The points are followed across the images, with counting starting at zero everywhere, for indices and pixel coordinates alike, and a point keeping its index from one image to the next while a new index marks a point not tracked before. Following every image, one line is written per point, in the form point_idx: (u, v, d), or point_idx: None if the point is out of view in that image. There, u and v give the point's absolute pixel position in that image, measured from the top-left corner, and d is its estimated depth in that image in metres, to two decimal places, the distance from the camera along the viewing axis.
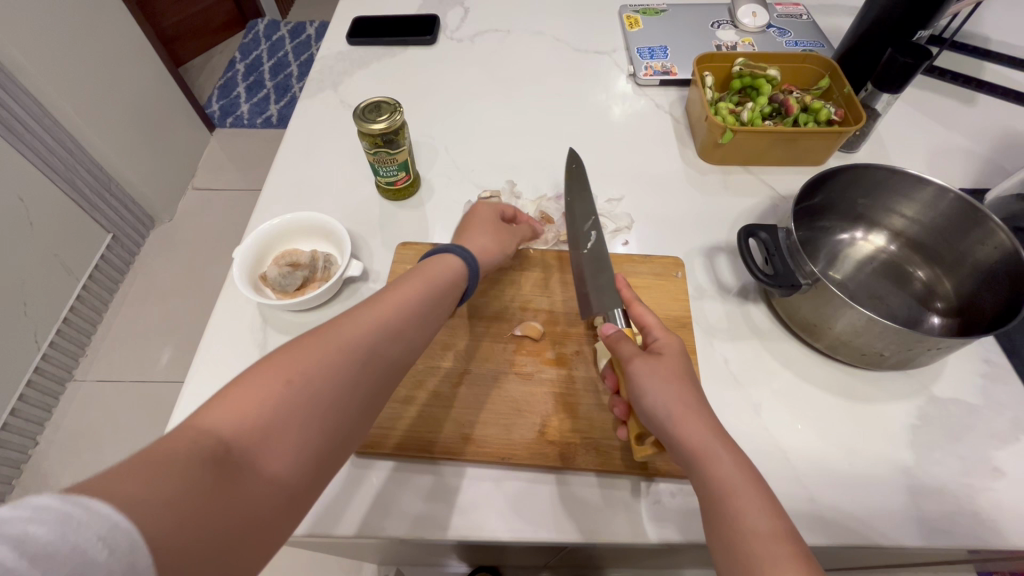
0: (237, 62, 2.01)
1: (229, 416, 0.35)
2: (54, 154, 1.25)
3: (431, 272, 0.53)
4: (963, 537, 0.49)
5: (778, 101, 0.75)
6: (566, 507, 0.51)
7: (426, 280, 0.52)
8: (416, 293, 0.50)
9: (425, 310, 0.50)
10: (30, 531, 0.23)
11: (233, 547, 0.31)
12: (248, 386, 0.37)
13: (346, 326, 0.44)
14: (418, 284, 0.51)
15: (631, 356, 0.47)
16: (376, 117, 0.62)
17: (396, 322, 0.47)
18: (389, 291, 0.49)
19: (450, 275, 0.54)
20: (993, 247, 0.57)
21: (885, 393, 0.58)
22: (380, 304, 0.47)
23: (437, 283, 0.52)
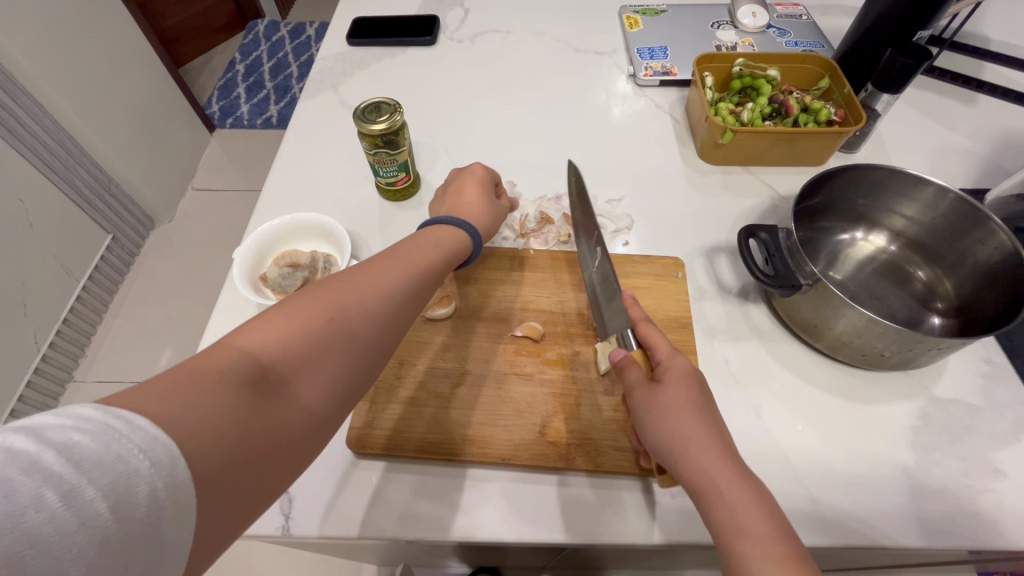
0: (237, 63, 2.01)
1: (264, 343, 0.37)
2: (54, 155, 1.25)
3: (441, 239, 0.55)
4: (964, 537, 0.49)
5: (778, 101, 0.75)
6: (567, 507, 0.51)
7: (439, 245, 0.54)
8: (431, 254, 0.52)
9: (438, 269, 0.52)
10: (73, 439, 0.24)
11: (259, 462, 0.33)
12: (282, 317, 0.39)
13: (371, 275, 0.46)
14: (434, 247, 0.53)
15: (637, 388, 0.47)
16: (376, 117, 0.62)
17: (417, 277, 0.49)
18: (407, 247, 0.51)
19: (456, 242, 0.56)
20: (994, 247, 0.57)
21: (886, 394, 0.58)
22: (402, 259, 0.49)
23: (447, 249, 0.55)
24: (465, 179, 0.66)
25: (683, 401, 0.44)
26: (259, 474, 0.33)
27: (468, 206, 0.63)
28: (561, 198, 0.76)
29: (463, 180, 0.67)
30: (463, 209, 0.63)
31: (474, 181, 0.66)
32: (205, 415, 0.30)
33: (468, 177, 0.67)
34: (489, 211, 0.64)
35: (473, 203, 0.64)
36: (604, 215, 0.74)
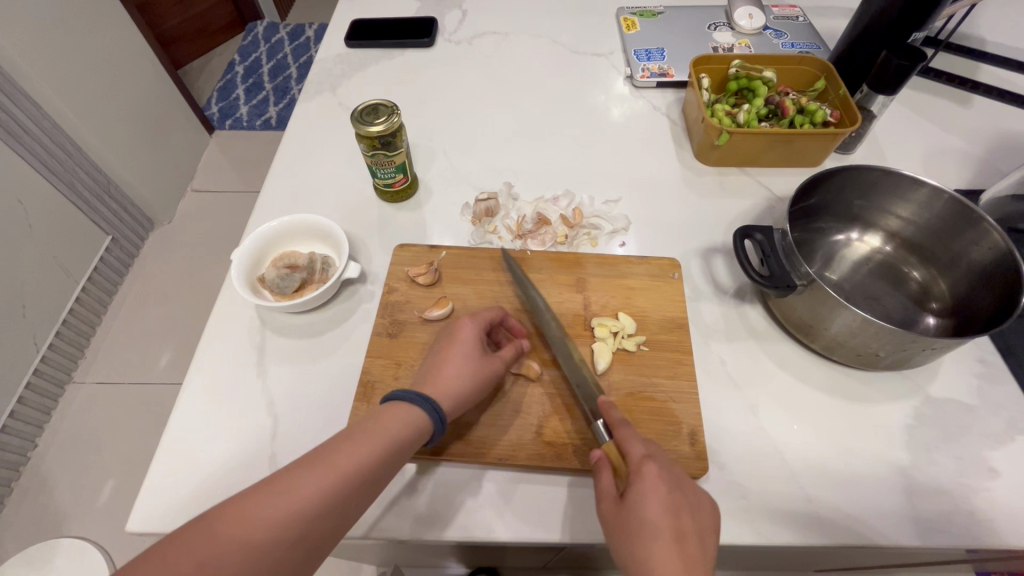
0: (236, 64, 2.02)
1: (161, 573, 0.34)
2: (54, 156, 1.26)
3: (395, 422, 0.46)
4: (958, 536, 0.49)
5: (774, 102, 0.75)
6: (564, 508, 0.52)
7: (391, 430, 0.45)
8: (374, 446, 0.43)
9: (383, 462, 0.44)
10: None
11: None
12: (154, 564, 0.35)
13: (295, 482, 0.40)
14: (386, 435, 0.44)
15: (606, 497, 0.46)
16: (373, 119, 0.62)
17: (352, 481, 0.42)
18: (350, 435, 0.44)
19: (408, 431, 0.46)
20: (988, 248, 0.57)
21: (882, 393, 0.58)
22: (337, 457, 0.42)
23: (400, 439, 0.45)
24: (450, 337, 0.54)
25: (647, 515, 0.42)
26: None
27: (443, 373, 0.51)
28: (559, 199, 0.77)
29: (449, 336, 0.55)
30: (435, 382, 0.50)
31: (459, 341, 0.54)
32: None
33: (454, 334, 0.54)
34: (466, 383, 0.51)
35: (450, 371, 0.51)
36: (602, 216, 0.74)
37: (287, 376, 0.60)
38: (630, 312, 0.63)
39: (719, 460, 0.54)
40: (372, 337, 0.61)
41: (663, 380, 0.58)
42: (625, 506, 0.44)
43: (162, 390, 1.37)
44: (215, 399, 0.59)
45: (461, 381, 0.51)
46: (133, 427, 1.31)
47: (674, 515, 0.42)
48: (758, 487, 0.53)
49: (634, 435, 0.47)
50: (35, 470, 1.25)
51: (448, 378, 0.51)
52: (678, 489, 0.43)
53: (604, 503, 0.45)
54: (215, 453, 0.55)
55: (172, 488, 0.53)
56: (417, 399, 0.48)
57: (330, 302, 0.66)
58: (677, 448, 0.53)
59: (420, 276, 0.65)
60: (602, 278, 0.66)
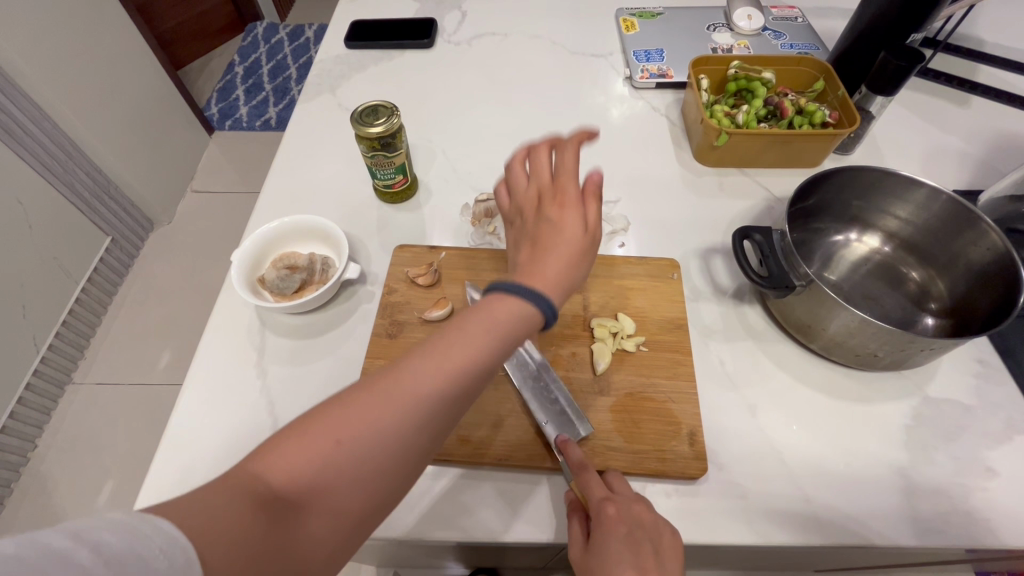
0: (236, 65, 2.02)
1: (284, 460, 0.33)
2: (53, 157, 1.26)
3: (502, 318, 0.40)
4: (956, 536, 0.50)
5: (773, 103, 0.75)
6: (563, 508, 0.52)
7: (497, 328, 0.39)
8: (483, 344, 0.38)
9: (491, 361, 0.39)
10: (105, 537, 0.26)
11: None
12: (298, 439, 0.33)
13: (403, 379, 0.37)
14: (496, 329, 0.39)
15: (574, 542, 0.46)
16: (373, 120, 0.62)
17: (460, 380, 0.38)
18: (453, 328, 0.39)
19: (519, 328, 0.40)
20: (986, 248, 0.57)
21: (881, 393, 0.58)
22: (444, 354, 0.38)
23: (508, 336, 0.40)
24: (546, 223, 0.46)
25: (606, 552, 0.42)
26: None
27: (550, 266, 0.44)
28: None
29: (543, 225, 0.46)
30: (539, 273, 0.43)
31: (557, 230, 0.46)
32: (216, 542, 0.29)
33: (549, 222, 0.46)
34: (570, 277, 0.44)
35: (551, 264, 0.44)
36: (601, 216, 0.74)
37: (287, 377, 0.60)
38: (629, 313, 0.63)
39: (718, 460, 0.54)
40: (372, 338, 0.61)
41: (662, 381, 0.58)
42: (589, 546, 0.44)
43: (161, 391, 1.37)
44: (215, 400, 0.59)
45: (569, 272, 0.44)
46: (133, 427, 1.31)
47: (633, 549, 0.42)
48: (756, 488, 0.53)
49: (587, 472, 0.48)
50: (35, 470, 1.25)
51: (553, 272, 0.44)
52: (636, 525, 0.44)
53: (573, 550, 0.46)
54: (216, 453, 0.55)
55: (174, 487, 0.53)
56: (527, 294, 0.41)
57: (330, 302, 0.67)
58: (676, 449, 0.53)
59: (419, 276, 0.65)
60: (601, 279, 0.66)
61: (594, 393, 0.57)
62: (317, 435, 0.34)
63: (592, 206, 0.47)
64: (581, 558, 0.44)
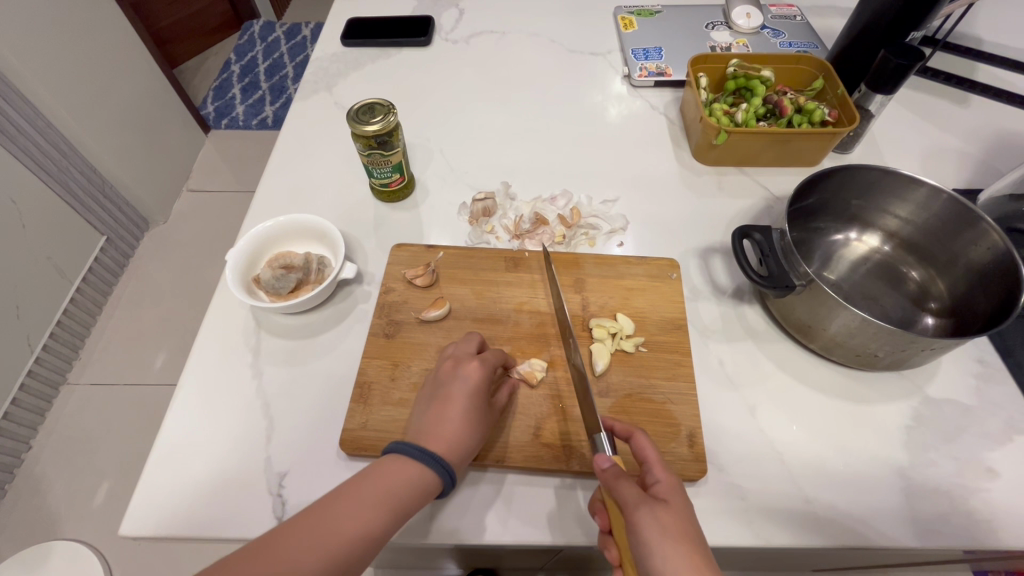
0: (233, 64, 2.07)
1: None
2: (47, 155, 1.25)
3: (396, 483, 0.44)
4: (956, 537, 0.49)
5: (772, 101, 0.75)
6: (562, 511, 0.51)
7: (387, 497, 0.43)
8: (394, 489, 0.44)
9: (380, 534, 0.42)
10: None
11: None
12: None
13: (274, 562, 0.38)
14: (392, 492, 0.43)
15: (636, 502, 0.40)
16: (369, 118, 0.61)
17: (344, 560, 0.40)
18: (340, 501, 0.42)
19: (417, 491, 0.45)
20: (986, 247, 0.57)
21: (880, 394, 0.58)
22: (331, 527, 0.41)
23: (414, 490, 0.45)
24: (453, 384, 0.51)
25: (688, 512, 0.41)
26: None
27: (447, 425, 0.48)
28: (557, 199, 0.76)
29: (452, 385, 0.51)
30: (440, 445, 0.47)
31: (466, 396, 0.50)
32: None
33: (460, 386, 0.51)
34: (473, 440, 0.49)
35: (457, 427, 0.49)
36: (600, 216, 0.74)
37: (283, 377, 0.60)
38: (628, 313, 0.63)
39: (718, 461, 0.54)
40: (368, 338, 0.61)
41: (662, 382, 0.57)
42: (670, 504, 0.41)
43: (157, 391, 1.36)
44: (209, 403, 0.58)
45: (463, 440, 0.49)
46: (127, 428, 1.30)
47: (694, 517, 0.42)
48: (757, 489, 0.52)
49: (651, 441, 0.46)
50: (28, 471, 1.24)
51: (451, 433, 0.48)
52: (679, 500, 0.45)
53: (636, 508, 0.40)
54: (210, 455, 0.54)
55: (167, 489, 0.52)
56: (428, 461, 0.46)
57: (326, 303, 0.66)
58: (675, 450, 0.53)
59: (418, 277, 0.65)
60: (600, 279, 0.66)
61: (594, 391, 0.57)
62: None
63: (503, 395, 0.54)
64: (656, 515, 0.39)
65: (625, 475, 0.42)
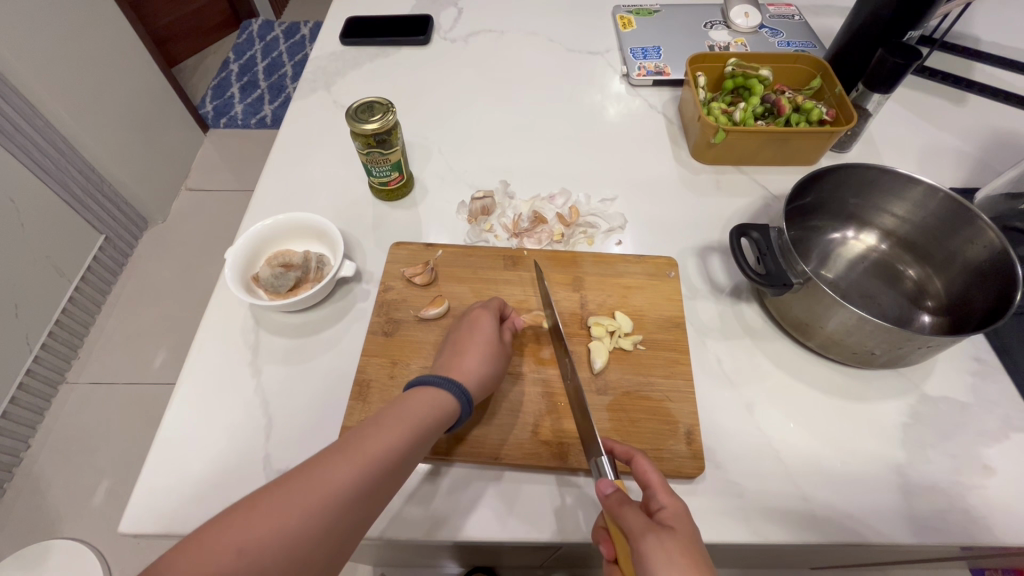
0: (232, 63, 2.07)
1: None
2: (45, 154, 1.24)
3: (413, 413, 0.45)
4: (951, 534, 0.50)
5: (770, 101, 0.75)
6: (561, 508, 0.51)
7: (411, 421, 0.45)
8: (418, 415, 0.45)
9: (404, 457, 0.43)
10: None
11: None
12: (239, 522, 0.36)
13: (305, 489, 0.38)
14: (409, 421, 0.44)
15: (641, 529, 0.39)
16: (369, 117, 0.61)
17: (369, 485, 0.41)
18: (363, 431, 0.43)
19: (434, 416, 0.46)
20: (982, 246, 0.57)
21: (877, 392, 0.58)
22: (351, 453, 0.41)
23: (434, 419, 0.46)
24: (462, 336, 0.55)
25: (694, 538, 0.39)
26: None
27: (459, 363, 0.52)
28: (555, 197, 0.76)
29: (464, 330, 0.56)
30: (456, 369, 0.51)
31: (477, 333, 0.55)
32: None
33: (470, 328, 0.55)
34: (490, 369, 0.52)
35: (472, 357, 0.52)
36: (598, 214, 0.74)
37: (282, 375, 0.60)
38: (627, 312, 0.63)
39: (715, 458, 0.54)
40: (368, 337, 0.61)
41: (660, 380, 0.58)
42: (676, 532, 0.39)
43: (155, 390, 1.36)
44: (208, 400, 0.58)
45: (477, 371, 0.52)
46: (126, 427, 1.30)
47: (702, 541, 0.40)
48: (755, 486, 0.52)
49: (651, 462, 0.45)
50: (28, 471, 1.24)
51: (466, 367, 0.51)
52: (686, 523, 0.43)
53: (642, 536, 0.38)
54: (209, 452, 0.55)
55: (166, 488, 0.52)
56: (441, 381, 0.49)
57: (325, 301, 0.66)
58: (673, 448, 0.53)
59: (416, 276, 0.65)
60: (598, 278, 0.66)
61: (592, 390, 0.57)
62: (213, 550, 0.35)
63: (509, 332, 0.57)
64: (661, 542, 0.38)
65: (629, 500, 0.42)
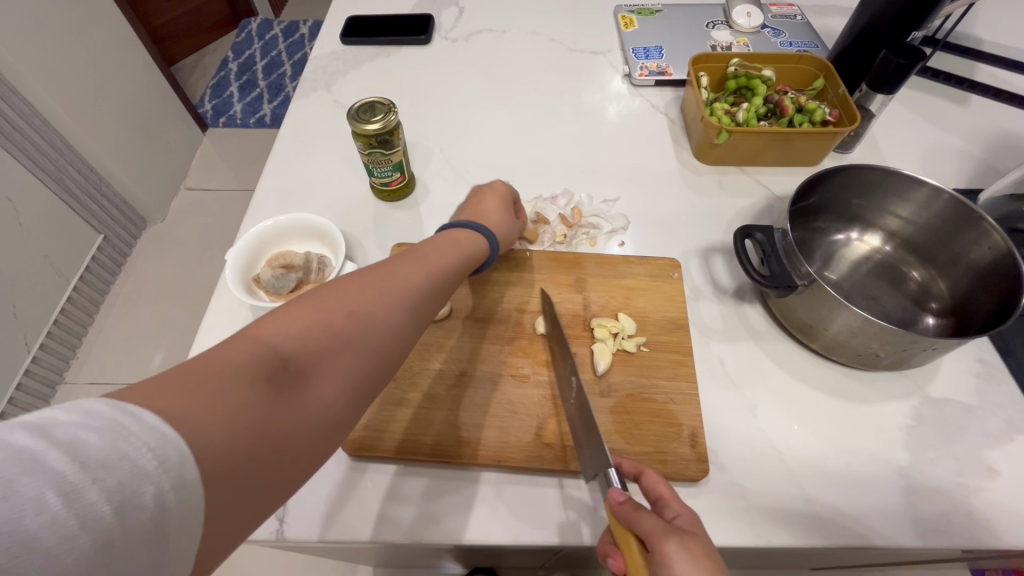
0: (230, 62, 2.06)
1: (276, 335, 0.35)
2: (43, 153, 1.24)
3: (448, 247, 0.52)
4: (956, 537, 0.49)
5: (773, 101, 0.75)
6: (566, 510, 0.51)
7: (444, 259, 0.50)
8: (449, 253, 0.51)
9: (442, 283, 0.49)
10: (80, 437, 0.23)
11: (301, 435, 0.34)
12: (308, 309, 0.38)
13: (366, 290, 0.41)
14: (445, 253, 0.51)
15: (663, 531, 0.38)
16: (370, 116, 0.61)
17: (420, 297, 0.45)
18: (405, 258, 0.47)
19: (470, 244, 0.54)
20: (987, 247, 0.57)
21: (881, 395, 0.58)
22: (397, 273, 0.45)
23: (461, 261, 0.52)
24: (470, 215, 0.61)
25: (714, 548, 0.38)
26: (287, 481, 0.33)
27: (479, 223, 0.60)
28: (557, 198, 0.76)
29: (482, 191, 0.64)
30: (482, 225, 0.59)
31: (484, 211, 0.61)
32: (231, 405, 0.30)
33: (488, 189, 0.64)
34: (511, 226, 0.62)
35: (493, 211, 0.62)
36: (600, 215, 0.74)
37: None
38: (629, 313, 0.63)
39: (719, 462, 0.54)
40: None
41: (663, 382, 0.57)
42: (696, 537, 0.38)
43: None
44: None
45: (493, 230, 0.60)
46: None
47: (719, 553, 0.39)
48: (758, 489, 0.52)
49: (661, 476, 0.45)
50: None
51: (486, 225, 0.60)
52: None
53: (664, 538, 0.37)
54: None
55: None
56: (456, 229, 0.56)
57: None
58: (677, 451, 0.53)
59: None
60: (600, 279, 0.66)
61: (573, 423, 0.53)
62: (302, 314, 0.37)
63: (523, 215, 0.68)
64: (685, 545, 0.37)
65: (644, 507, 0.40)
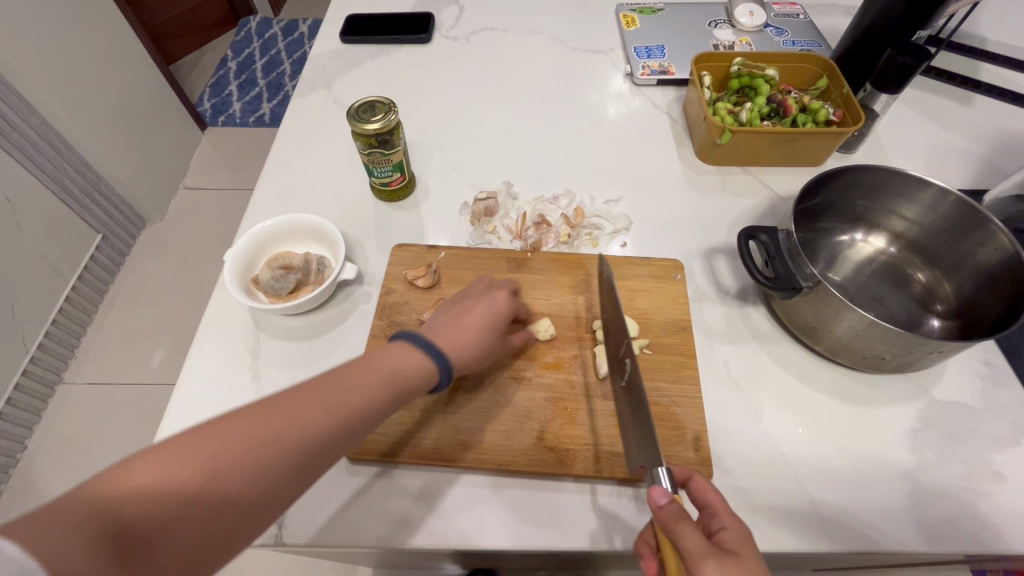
0: (229, 61, 2.05)
1: (140, 484, 0.30)
2: (42, 152, 1.23)
3: (390, 368, 0.43)
4: (963, 541, 0.49)
5: (776, 101, 0.74)
6: (570, 514, 0.50)
7: (402, 373, 0.43)
8: (414, 366, 0.44)
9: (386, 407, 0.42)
10: None
11: None
12: (204, 442, 0.33)
13: (285, 420, 0.36)
14: (409, 368, 0.44)
15: (701, 552, 0.37)
16: (370, 116, 0.60)
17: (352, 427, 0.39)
18: (354, 371, 0.41)
19: (417, 377, 0.44)
20: (994, 250, 0.56)
21: (886, 397, 0.58)
22: (333, 396, 0.39)
23: (423, 376, 0.45)
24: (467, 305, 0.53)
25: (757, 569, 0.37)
26: None
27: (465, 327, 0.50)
28: (559, 199, 0.75)
29: (481, 301, 0.53)
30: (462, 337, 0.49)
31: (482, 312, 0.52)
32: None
33: (487, 301, 0.52)
34: (481, 360, 0.51)
35: (473, 339, 0.50)
36: (602, 215, 0.73)
37: (282, 380, 0.59)
38: (632, 315, 0.62)
39: (723, 464, 0.53)
40: (369, 339, 0.60)
41: (666, 384, 0.57)
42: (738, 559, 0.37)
43: (153, 390, 1.35)
44: (206, 405, 0.57)
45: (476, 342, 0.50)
46: (122, 428, 1.29)
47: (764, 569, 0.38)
48: (763, 493, 0.52)
49: (711, 484, 0.44)
50: (25, 471, 1.23)
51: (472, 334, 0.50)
52: None
53: (701, 560, 0.36)
54: None
55: None
56: (427, 347, 0.46)
57: (325, 303, 0.65)
58: (680, 454, 0.53)
59: (419, 278, 0.64)
60: (603, 280, 0.65)
61: (620, 410, 0.53)
62: (165, 465, 0.31)
63: (517, 337, 0.57)
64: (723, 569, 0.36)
65: (684, 517, 0.39)
